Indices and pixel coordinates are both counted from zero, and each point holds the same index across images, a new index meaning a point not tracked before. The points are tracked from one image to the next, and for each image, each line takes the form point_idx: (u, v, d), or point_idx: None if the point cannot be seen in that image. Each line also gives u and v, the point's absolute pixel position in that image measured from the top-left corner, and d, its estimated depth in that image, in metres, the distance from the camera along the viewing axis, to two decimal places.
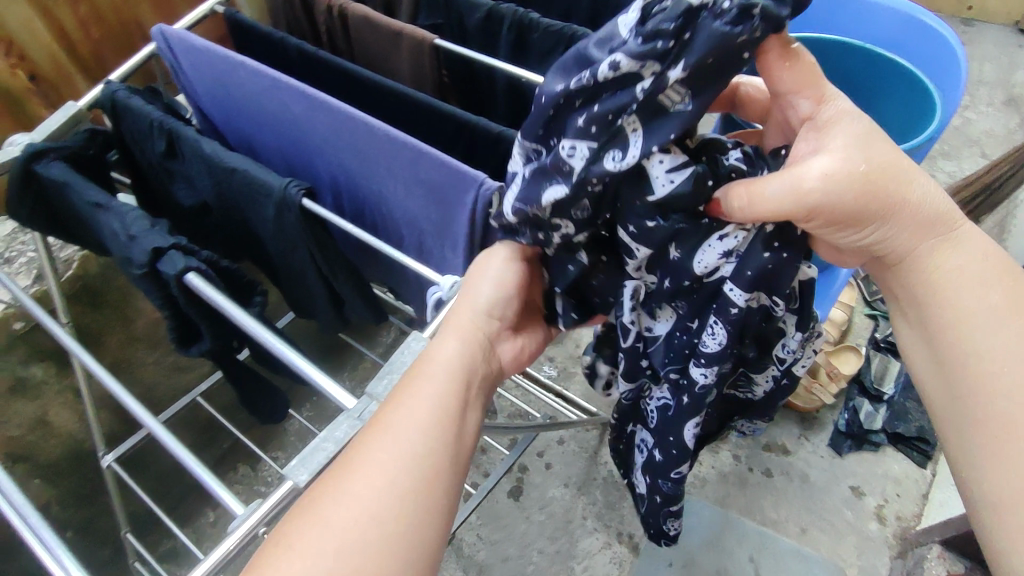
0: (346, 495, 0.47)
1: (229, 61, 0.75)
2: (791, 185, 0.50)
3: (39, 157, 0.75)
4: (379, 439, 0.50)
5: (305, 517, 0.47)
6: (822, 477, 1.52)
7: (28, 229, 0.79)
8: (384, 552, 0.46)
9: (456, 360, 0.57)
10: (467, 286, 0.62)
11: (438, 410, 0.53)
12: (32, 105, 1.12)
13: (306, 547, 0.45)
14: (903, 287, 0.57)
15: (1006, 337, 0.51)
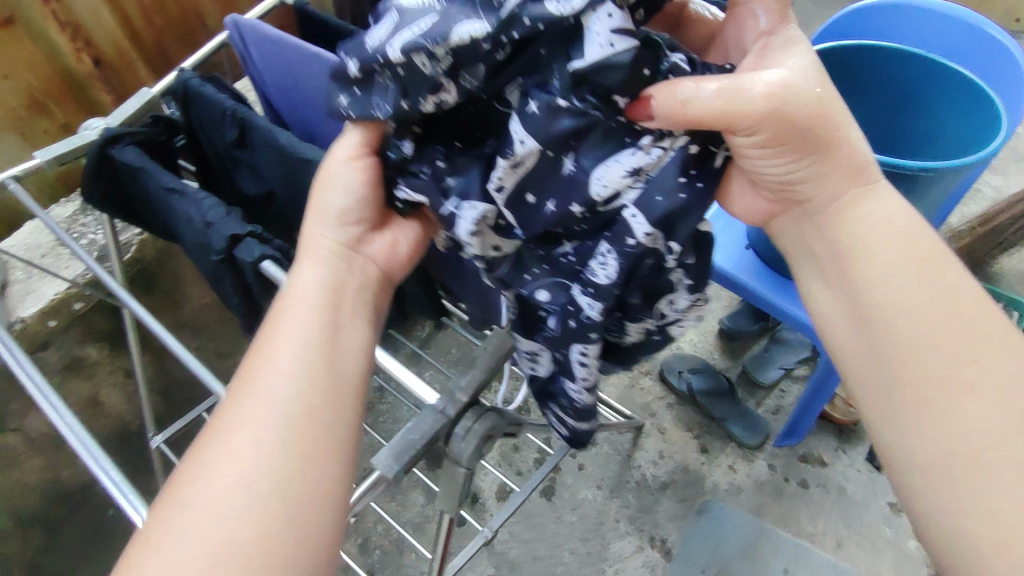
0: (209, 468, 0.49)
1: (301, 54, 0.75)
2: (733, 90, 0.50)
3: (115, 141, 0.77)
4: (234, 404, 0.53)
5: (175, 499, 0.48)
6: (859, 491, 1.50)
7: (101, 211, 0.81)
8: (257, 508, 0.48)
9: (315, 298, 0.59)
10: (318, 195, 0.63)
11: (289, 351, 0.55)
12: (95, 90, 1.14)
13: (175, 525, 0.47)
14: (819, 234, 0.58)
15: (933, 295, 0.52)
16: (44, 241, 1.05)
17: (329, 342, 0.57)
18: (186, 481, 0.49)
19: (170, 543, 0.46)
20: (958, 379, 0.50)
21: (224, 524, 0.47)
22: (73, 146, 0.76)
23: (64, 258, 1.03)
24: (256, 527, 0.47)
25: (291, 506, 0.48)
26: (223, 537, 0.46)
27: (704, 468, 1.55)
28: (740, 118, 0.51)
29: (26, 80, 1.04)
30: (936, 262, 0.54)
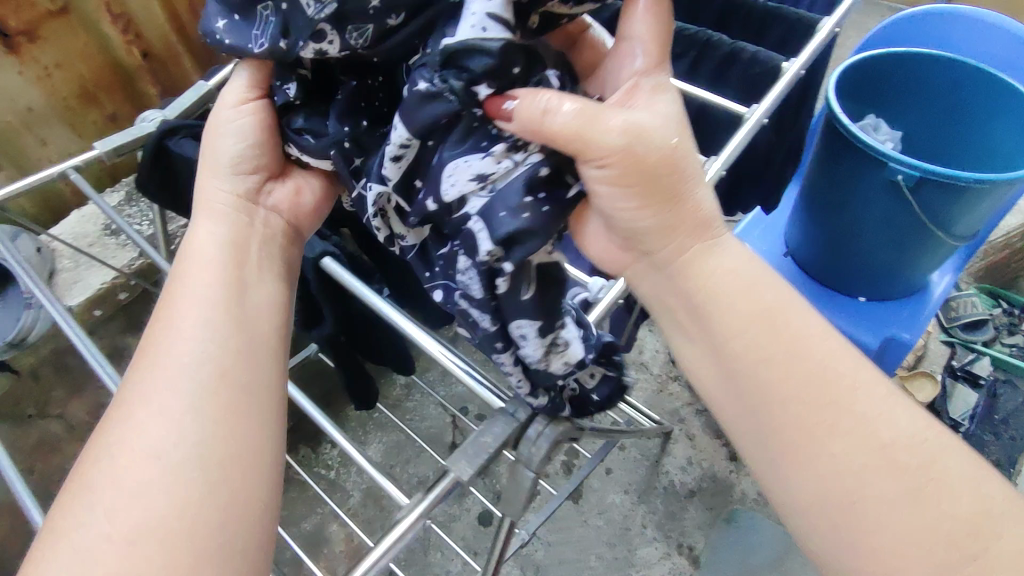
0: (117, 449, 0.49)
1: None
2: (585, 120, 0.49)
3: (171, 134, 0.76)
4: (135, 379, 0.53)
5: (81, 490, 0.48)
6: None
7: (152, 202, 0.81)
8: (174, 478, 0.47)
9: (218, 262, 0.60)
10: (212, 144, 0.65)
11: (188, 317, 0.55)
12: (143, 83, 1.14)
13: (87, 510, 0.46)
14: (670, 287, 0.54)
15: (793, 339, 0.49)
16: (91, 231, 1.06)
17: (231, 305, 0.57)
18: (93, 466, 0.49)
19: (83, 526, 0.46)
20: (823, 419, 0.47)
21: (136, 495, 0.46)
22: (132, 136, 0.76)
23: (112, 248, 1.04)
24: (172, 493, 0.46)
25: (202, 467, 0.48)
26: (135, 514, 0.46)
27: (733, 477, 1.53)
28: (591, 142, 0.49)
29: (78, 70, 1.05)
30: (783, 306, 0.51)
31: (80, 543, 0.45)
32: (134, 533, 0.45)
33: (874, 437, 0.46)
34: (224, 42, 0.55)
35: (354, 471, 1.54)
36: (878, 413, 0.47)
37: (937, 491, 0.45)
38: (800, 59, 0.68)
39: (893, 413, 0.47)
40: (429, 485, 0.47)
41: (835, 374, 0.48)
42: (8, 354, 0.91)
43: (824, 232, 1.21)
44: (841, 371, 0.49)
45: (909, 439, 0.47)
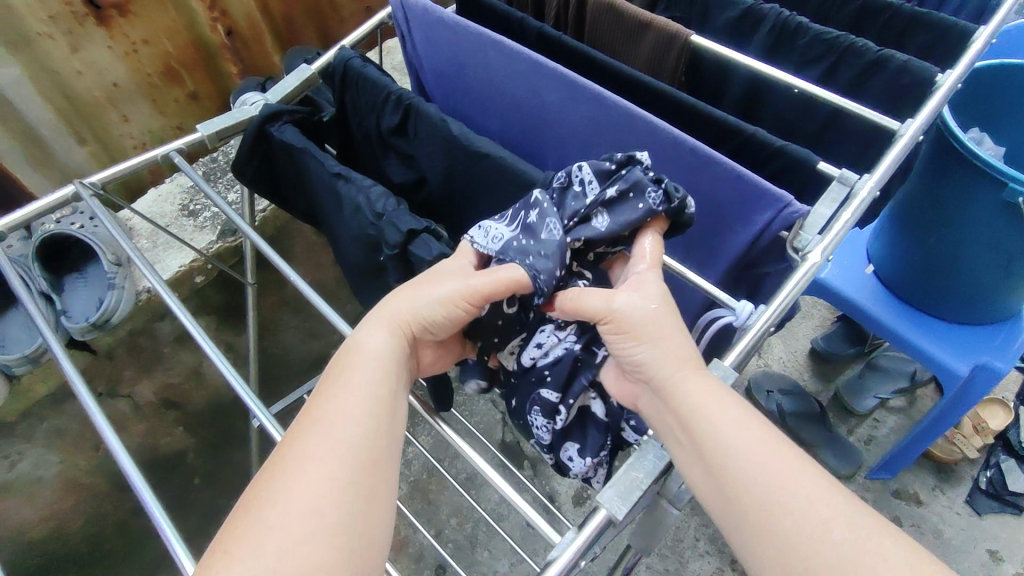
0: (282, 495, 0.42)
1: (479, 40, 0.71)
2: (578, 298, 0.54)
3: (274, 118, 0.73)
4: (296, 430, 0.46)
5: (238, 531, 0.41)
6: (958, 537, 1.29)
7: (247, 187, 0.78)
8: (332, 552, 0.41)
9: (385, 337, 0.53)
10: (407, 291, 0.56)
11: (358, 385, 0.49)
12: (224, 59, 1.23)
13: (242, 561, 0.39)
14: (658, 407, 0.50)
15: (751, 445, 0.45)
16: (168, 210, 1.05)
17: (392, 383, 0.51)
18: (235, 518, 0.42)
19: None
20: (774, 509, 0.42)
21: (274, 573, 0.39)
22: (234, 120, 0.73)
23: (189, 229, 1.04)
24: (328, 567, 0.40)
25: (342, 560, 0.41)
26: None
27: None
28: (587, 312, 0.53)
29: (164, 47, 1.13)
30: (745, 419, 0.46)
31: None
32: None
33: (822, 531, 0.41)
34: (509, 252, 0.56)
35: (402, 462, 1.41)
36: (826, 499, 0.42)
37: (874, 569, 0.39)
38: (954, 72, 0.63)
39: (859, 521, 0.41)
40: (579, 521, 0.44)
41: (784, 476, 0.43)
42: (90, 335, 0.96)
43: (923, 258, 1.13)
44: (792, 479, 0.43)
45: (866, 540, 0.40)
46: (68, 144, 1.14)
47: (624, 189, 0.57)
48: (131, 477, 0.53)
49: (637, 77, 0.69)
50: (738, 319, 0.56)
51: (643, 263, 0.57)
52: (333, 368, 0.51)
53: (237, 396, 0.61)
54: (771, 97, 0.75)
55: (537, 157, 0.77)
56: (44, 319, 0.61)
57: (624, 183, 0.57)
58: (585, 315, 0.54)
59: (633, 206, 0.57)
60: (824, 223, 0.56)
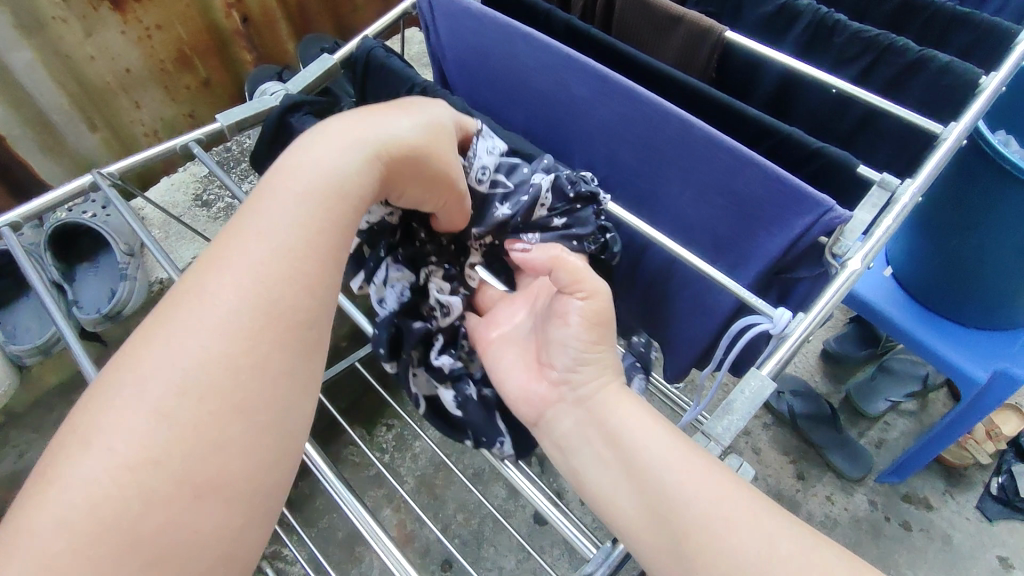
0: (195, 338, 0.39)
1: (505, 31, 0.69)
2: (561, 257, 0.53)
3: (295, 109, 0.71)
4: (217, 288, 0.41)
5: (141, 363, 0.38)
6: (967, 543, 1.24)
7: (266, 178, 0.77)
8: (238, 417, 0.39)
9: (346, 188, 0.48)
10: (399, 131, 0.52)
11: (299, 248, 0.44)
12: (238, 46, 1.25)
13: (136, 401, 0.37)
14: (579, 418, 0.52)
15: (674, 459, 0.46)
16: (181, 199, 1.06)
17: (337, 250, 0.47)
18: (128, 376, 0.38)
19: (90, 461, 0.35)
20: (703, 518, 0.43)
21: (169, 424, 0.37)
22: (254, 110, 0.71)
23: (202, 219, 1.03)
24: (232, 431, 0.38)
25: (258, 456, 0.39)
26: (178, 431, 0.37)
27: (798, 497, 1.31)
28: (561, 272, 0.53)
29: (177, 33, 1.14)
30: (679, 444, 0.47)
31: (81, 482, 0.35)
32: (148, 477, 0.35)
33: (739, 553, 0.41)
34: (483, 186, 0.62)
35: (409, 456, 1.37)
36: (756, 503, 0.44)
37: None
38: (999, 74, 0.61)
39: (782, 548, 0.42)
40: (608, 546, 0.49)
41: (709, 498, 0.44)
42: (102, 327, 0.95)
43: (940, 259, 1.04)
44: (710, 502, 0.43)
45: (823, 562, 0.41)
46: (79, 130, 1.13)
47: (564, 223, 0.63)
48: None
49: (669, 72, 0.67)
50: (776, 327, 0.54)
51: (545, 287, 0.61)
52: (286, 187, 0.46)
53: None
54: (805, 94, 0.73)
55: (562, 151, 0.75)
56: (60, 310, 0.60)
57: (564, 220, 0.63)
58: (563, 279, 0.53)
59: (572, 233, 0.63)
60: (865, 228, 0.54)
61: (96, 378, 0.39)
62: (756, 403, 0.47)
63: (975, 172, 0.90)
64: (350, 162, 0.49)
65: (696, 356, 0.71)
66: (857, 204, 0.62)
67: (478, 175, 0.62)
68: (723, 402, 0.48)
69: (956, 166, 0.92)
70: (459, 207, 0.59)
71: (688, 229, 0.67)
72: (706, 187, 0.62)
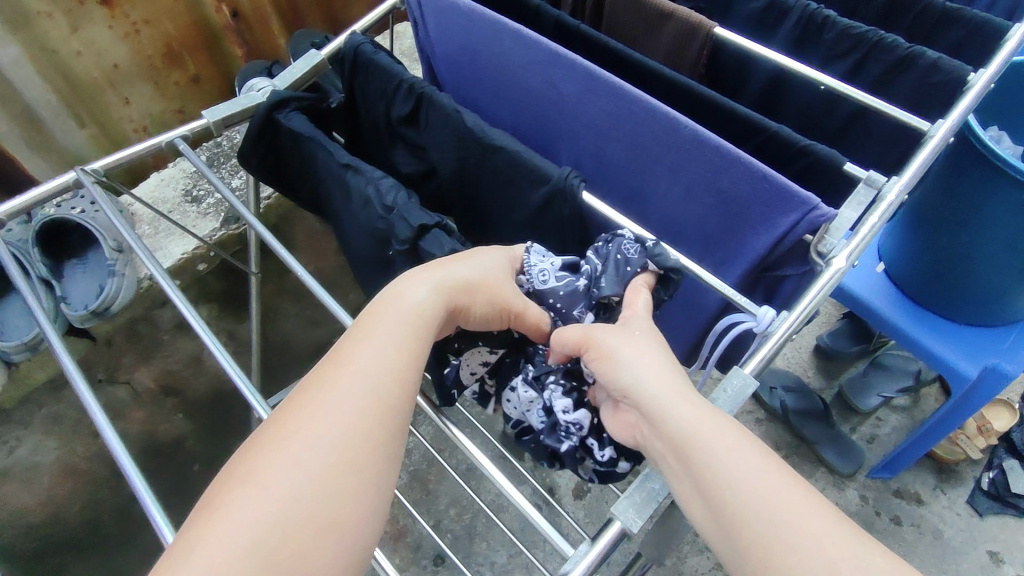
0: (321, 418, 0.40)
1: (494, 28, 0.69)
2: (556, 335, 0.53)
3: (281, 106, 0.71)
4: (343, 370, 0.43)
5: (271, 442, 0.39)
6: (957, 538, 1.25)
7: (253, 175, 0.76)
8: (360, 497, 0.38)
9: (429, 322, 0.48)
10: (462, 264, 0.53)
11: (402, 348, 0.45)
12: (228, 41, 1.25)
13: (269, 477, 0.37)
14: (648, 434, 0.44)
15: (731, 452, 0.40)
16: (170, 196, 1.06)
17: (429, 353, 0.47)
18: (267, 439, 0.39)
19: (241, 502, 0.36)
20: (769, 519, 0.37)
21: (302, 496, 0.37)
22: (241, 107, 0.71)
23: (191, 215, 1.03)
24: (353, 505, 0.38)
25: (371, 514, 0.39)
26: (309, 502, 0.37)
27: None
28: (566, 336, 0.52)
29: (166, 28, 1.14)
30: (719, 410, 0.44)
31: (230, 527, 0.35)
32: (282, 544, 0.35)
33: (808, 542, 0.36)
34: (549, 279, 0.59)
35: (402, 452, 1.37)
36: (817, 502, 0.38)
37: (789, 560, 0.36)
38: (987, 70, 0.61)
39: (814, 521, 0.37)
40: (593, 534, 0.45)
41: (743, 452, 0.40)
42: (89, 322, 0.96)
43: (929, 256, 1.04)
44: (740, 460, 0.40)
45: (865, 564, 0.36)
46: (67, 126, 1.13)
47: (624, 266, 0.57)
48: (128, 470, 0.53)
49: (658, 69, 0.67)
50: (759, 326, 0.54)
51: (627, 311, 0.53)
52: (386, 308, 0.48)
53: (234, 384, 0.60)
54: (792, 91, 0.73)
55: (551, 149, 0.75)
56: (42, 310, 0.60)
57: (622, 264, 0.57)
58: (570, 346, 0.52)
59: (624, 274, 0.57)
60: (850, 227, 0.54)
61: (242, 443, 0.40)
62: (737, 402, 0.47)
63: (965, 169, 0.90)
64: (425, 295, 0.49)
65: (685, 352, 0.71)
66: (844, 202, 0.62)
67: (544, 269, 0.60)
68: (706, 401, 0.48)
69: (947, 162, 0.92)
70: (526, 320, 0.57)
71: (676, 228, 0.67)
72: (694, 186, 0.62)
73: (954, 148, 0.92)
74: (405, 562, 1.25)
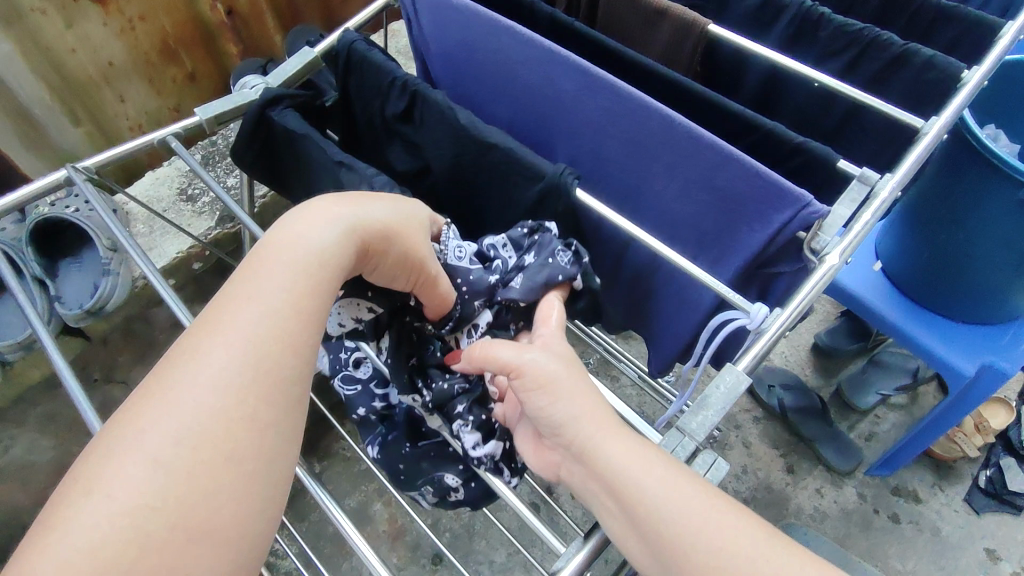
0: (184, 403, 0.36)
1: (488, 24, 0.68)
2: (490, 347, 0.49)
3: (275, 103, 0.71)
4: (215, 341, 0.39)
5: (127, 433, 0.35)
6: (955, 535, 1.25)
7: (247, 172, 0.76)
8: (237, 487, 0.35)
9: (325, 271, 0.45)
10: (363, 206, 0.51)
11: (287, 311, 0.42)
12: (224, 38, 1.25)
13: (125, 476, 0.33)
14: (582, 474, 0.43)
15: (667, 486, 0.39)
16: (165, 194, 1.06)
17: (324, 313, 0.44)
18: (127, 427, 0.35)
19: (94, 503, 0.32)
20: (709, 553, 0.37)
21: (164, 494, 0.33)
22: (234, 104, 0.71)
23: (186, 214, 1.03)
24: (232, 498, 0.35)
25: (253, 505, 0.36)
26: (174, 500, 0.34)
27: (788, 489, 1.32)
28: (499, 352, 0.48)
29: (161, 25, 1.14)
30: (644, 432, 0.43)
31: (75, 539, 0.31)
32: (142, 551, 0.32)
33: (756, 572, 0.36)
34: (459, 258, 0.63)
35: None
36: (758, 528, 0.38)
37: None
38: (982, 67, 0.61)
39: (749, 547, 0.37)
40: (585, 533, 0.44)
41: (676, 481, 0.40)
42: (84, 322, 0.96)
43: (926, 253, 1.04)
44: (678, 497, 0.39)
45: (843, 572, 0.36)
46: (62, 124, 1.13)
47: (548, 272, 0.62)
48: None
49: (653, 66, 0.66)
50: (752, 323, 0.54)
51: (544, 327, 0.55)
52: (266, 263, 0.44)
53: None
54: (787, 89, 0.73)
55: (546, 147, 0.75)
56: (35, 311, 0.60)
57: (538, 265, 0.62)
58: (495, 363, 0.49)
59: (549, 276, 0.61)
60: (844, 223, 0.54)
61: (98, 432, 0.36)
62: (731, 398, 0.47)
63: (963, 166, 0.90)
64: (321, 243, 0.46)
65: (679, 349, 0.71)
66: (838, 200, 0.62)
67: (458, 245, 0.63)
68: (699, 397, 0.48)
69: (945, 159, 0.92)
70: (434, 286, 0.57)
71: (671, 225, 0.67)
72: (688, 183, 0.62)
73: (950, 146, 0.92)
74: (403, 561, 1.24)
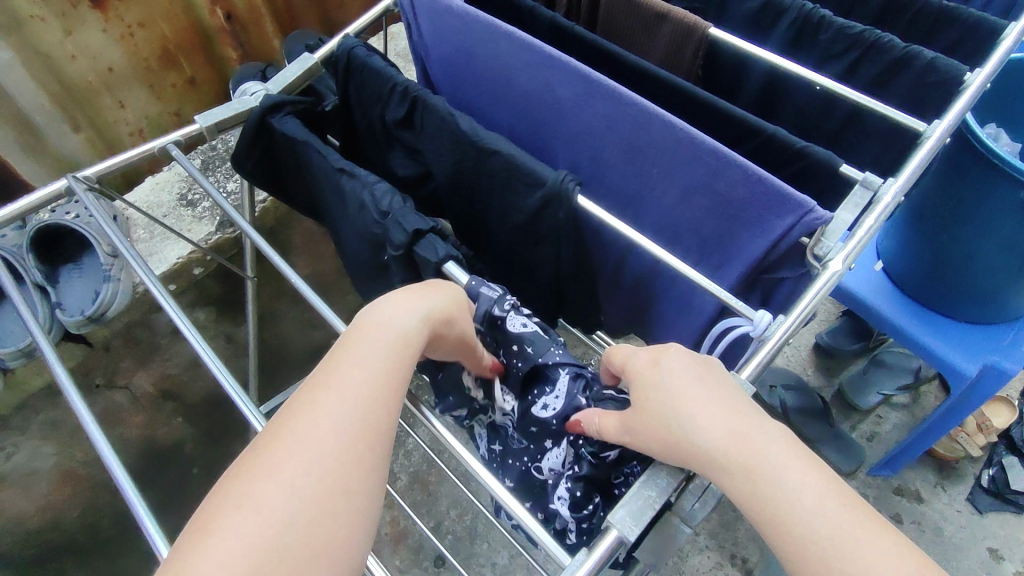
0: (309, 446, 0.37)
1: (490, 30, 0.68)
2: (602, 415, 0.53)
3: (275, 110, 0.71)
4: (341, 394, 0.40)
5: (257, 469, 0.36)
6: (959, 535, 1.25)
7: (247, 178, 0.76)
8: (357, 524, 0.36)
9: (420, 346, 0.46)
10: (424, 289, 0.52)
11: (398, 369, 0.43)
12: (223, 42, 1.25)
13: (261, 504, 0.34)
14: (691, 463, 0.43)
15: (772, 451, 0.40)
16: (165, 200, 1.06)
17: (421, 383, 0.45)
18: (258, 466, 0.36)
19: (234, 529, 0.33)
20: (816, 528, 0.37)
21: (294, 526, 0.34)
22: (234, 111, 0.70)
23: (187, 219, 1.04)
24: (350, 527, 0.36)
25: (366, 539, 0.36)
26: (304, 532, 0.34)
27: None
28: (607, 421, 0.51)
29: (160, 30, 1.14)
30: (754, 423, 0.42)
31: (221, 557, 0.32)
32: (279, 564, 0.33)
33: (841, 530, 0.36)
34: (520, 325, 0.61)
35: (402, 453, 1.36)
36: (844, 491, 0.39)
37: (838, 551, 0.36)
38: (983, 71, 0.61)
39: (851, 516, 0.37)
40: (590, 542, 0.44)
41: (800, 494, 0.38)
42: (85, 328, 0.96)
43: (928, 254, 1.03)
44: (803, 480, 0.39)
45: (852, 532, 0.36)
46: (62, 131, 1.13)
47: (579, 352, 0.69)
48: (122, 482, 0.53)
49: (653, 71, 0.66)
50: (756, 329, 0.54)
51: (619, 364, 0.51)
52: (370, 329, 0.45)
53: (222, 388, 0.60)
54: (788, 93, 0.73)
55: (547, 152, 0.74)
56: (35, 320, 0.60)
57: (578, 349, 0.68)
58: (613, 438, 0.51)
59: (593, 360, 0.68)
60: (847, 229, 0.54)
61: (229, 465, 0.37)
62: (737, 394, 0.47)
63: (965, 167, 0.89)
64: (410, 322, 0.47)
65: None
66: (841, 203, 0.62)
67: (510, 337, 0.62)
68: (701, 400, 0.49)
69: (945, 161, 0.92)
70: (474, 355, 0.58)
71: (672, 230, 0.66)
72: (690, 189, 0.61)
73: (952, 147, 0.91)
74: (406, 564, 1.24)
